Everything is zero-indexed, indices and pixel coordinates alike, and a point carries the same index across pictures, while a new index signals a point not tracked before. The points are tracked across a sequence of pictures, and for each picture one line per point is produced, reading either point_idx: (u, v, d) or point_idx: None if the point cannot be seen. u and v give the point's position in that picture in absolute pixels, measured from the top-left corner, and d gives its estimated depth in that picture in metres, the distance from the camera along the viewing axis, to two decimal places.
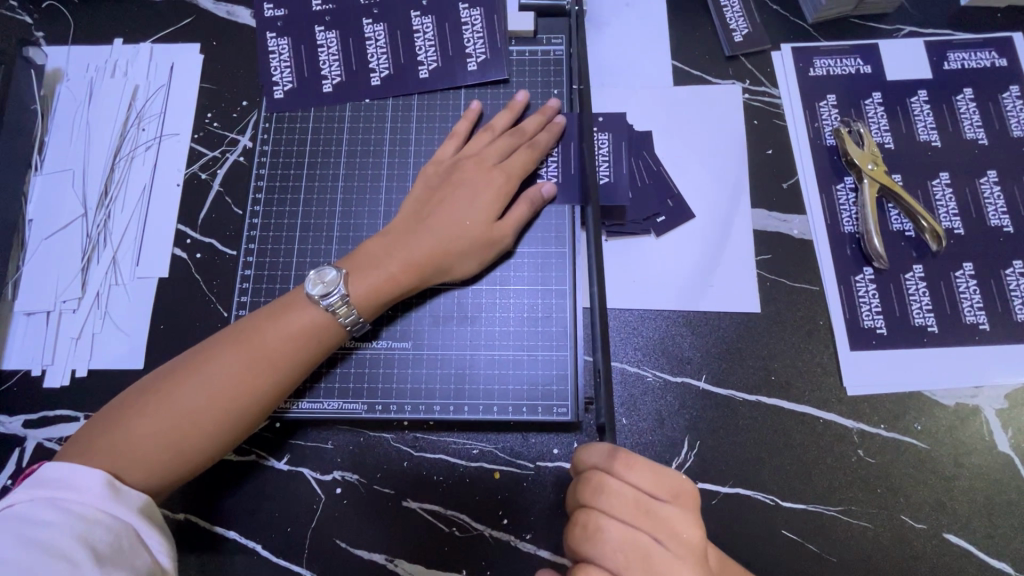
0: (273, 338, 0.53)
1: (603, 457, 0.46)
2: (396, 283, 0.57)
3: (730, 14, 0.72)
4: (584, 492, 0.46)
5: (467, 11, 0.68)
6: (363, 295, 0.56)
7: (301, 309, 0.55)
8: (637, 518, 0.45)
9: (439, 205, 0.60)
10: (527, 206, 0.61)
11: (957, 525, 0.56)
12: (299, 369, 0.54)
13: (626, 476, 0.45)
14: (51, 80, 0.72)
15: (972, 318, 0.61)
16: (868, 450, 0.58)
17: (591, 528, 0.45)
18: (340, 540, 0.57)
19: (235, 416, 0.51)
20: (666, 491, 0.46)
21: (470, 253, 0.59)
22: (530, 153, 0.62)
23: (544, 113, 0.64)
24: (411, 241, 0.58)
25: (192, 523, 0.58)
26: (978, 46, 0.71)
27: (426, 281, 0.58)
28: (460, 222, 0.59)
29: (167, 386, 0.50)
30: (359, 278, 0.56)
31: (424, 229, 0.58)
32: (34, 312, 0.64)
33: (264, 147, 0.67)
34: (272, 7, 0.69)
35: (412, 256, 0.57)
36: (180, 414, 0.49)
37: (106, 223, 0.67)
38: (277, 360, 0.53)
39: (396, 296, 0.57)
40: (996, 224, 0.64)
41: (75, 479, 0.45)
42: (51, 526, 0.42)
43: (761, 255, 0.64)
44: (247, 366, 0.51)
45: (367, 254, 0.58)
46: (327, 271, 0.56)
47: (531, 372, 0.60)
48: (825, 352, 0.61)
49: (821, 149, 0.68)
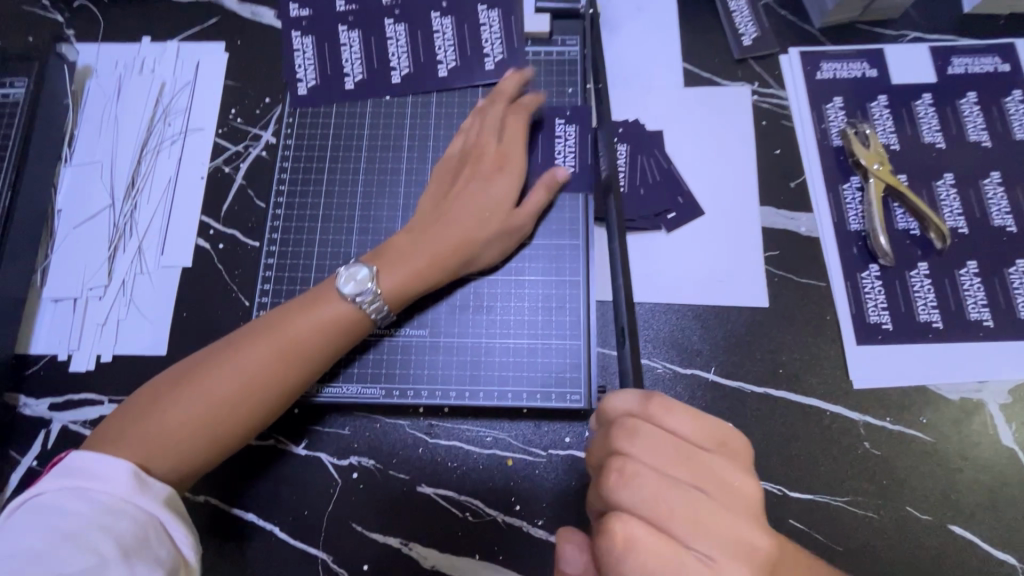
0: (300, 329, 0.54)
1: (635, 403, 0.45)
2: (421, 277, 0.58)
3: (740, 18, 0.75)
4: (619, 437, 0.44)
5: (485, 14, 0.70)
6: (390, 290, 0.57)
7: (325, 303, 0.56)
8: (679, 467, 0.43)
9: (456, 199, 0.61)
10: (543, 191, 0.63)
11: (961, 517, 0.57)
12: (325, 359, 0.56)
13: (662, 422, 0.44)
14: (82, 75, 0.74)
15: (976, 315, 0.63)
16: (874, 443, 0.59)
17: (629, 478, 0.42)
18: (356, 524, 0.59)
19: (265, 404, 0.53)
20: (705, 437, 0.44)
21: (490, 246, 0.61)
22: (536, 143, 0.64)
23: (536, 103, 0.66)
24: (436, 236, 0.60)
25: (212, 505, 0.60)
26: (982, 51, 0.72)
27: (449, 275, 0.60)
28: (480, 213, 0.61)
29: (198, 376, 0.52)
30: (387, 273, 0.58)
31: (445, 223, 0.60)
32: (62, 298, 0.66)
33: (287, 141, 0.70)
34: (297, 8, 0.72)
35: (437, 251, 0.59)
36: (211, 403, 0.51)
37: (132, 214, 0.69)
38: (305, 351, 0.54)
39: (421, 290, 0.59)
40: (999, 224, 0.65)
41: (104, 469, 0.47)
42: (79, 520, 0.43)
43: (769, 251, 0.66)
44: (276, 357, 0.53)
45: (394, 250, 0.59)
46: (357, 268, 0.57)
47: (544, 361, 0.61)
48: (832, 346, 0.63)
49: (828, 149, 0.70)
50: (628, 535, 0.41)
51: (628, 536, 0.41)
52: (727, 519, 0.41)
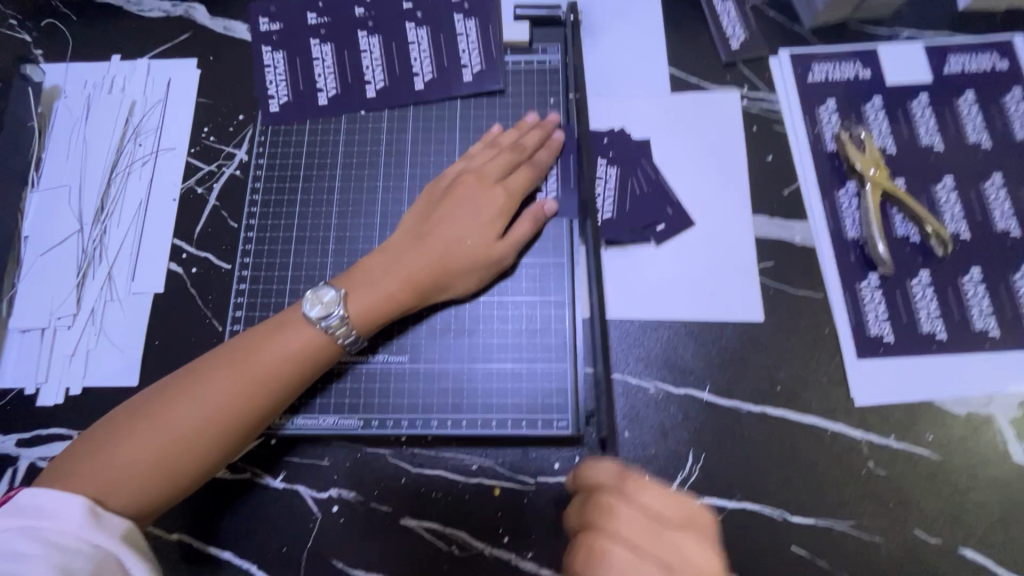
0: (267, 357, 0.52)
1: (611, 477, 0.46)
2: (394, 301, 0.56)
3: (726, 21, 0.72)
4: (595, 510, 0.44)
5: (462, 23, 0.68)
6: (360, 314, 0.55)
7: (295, 328, 0.54)
8: (649, 541, 0.42)
9: (439, 221, 0.59)
10: (528, 224, 0.60)
11: (973, 539, 0.54)
12: (293, 387, 0.53)
13: (637, 498, 0.44)
14: (49, 97, 0.72)
15: (982, 324, 0.60)
16: (878, 462, 0.57)
17: (598, 551, 0.42)
18: (336, 560, 0.56)
19: (229, 434, 0.50)
20: (677, 514, 0.44)
21: (469, 272, 0.58)
22: (530, 171, 0.62)
23: (543, 128, 0.64)
24: (410, 259, 0.57)
25: (185, 543, 0.57)
26: (979, 49, 0.70)
27: (423, 298, 0.57)
28: (459, 239, 0.58)
29: (158, 408, 0.49)
30: (357, 297, 0.55)
31: (423, 246, 0.58)
32: (29, 329, 0.64)
33: (259, 160, 0.67)
34: (268, 22, 0.70)
35: (411, 275, 0.56)
36: (171, 436, 0.48)
37: (102, 239, 0.67)
38: (271, 379, 0.52)
39: (394, 314, 0.57)
40: (1003, 228, 0.63)
41: (58, 506, 0.44)
42: (25, 561, 0.40)
43: (763, 262, 0.63)
44: (241, 386, 0.50)
45: (365, 272, 0.57)
46: (325, 292, 0.55)
47: (529, 385, 0.59)
48: (831, 361, 0.60)
49: (822, 154, 0.67)
50: None
51: None
52: None
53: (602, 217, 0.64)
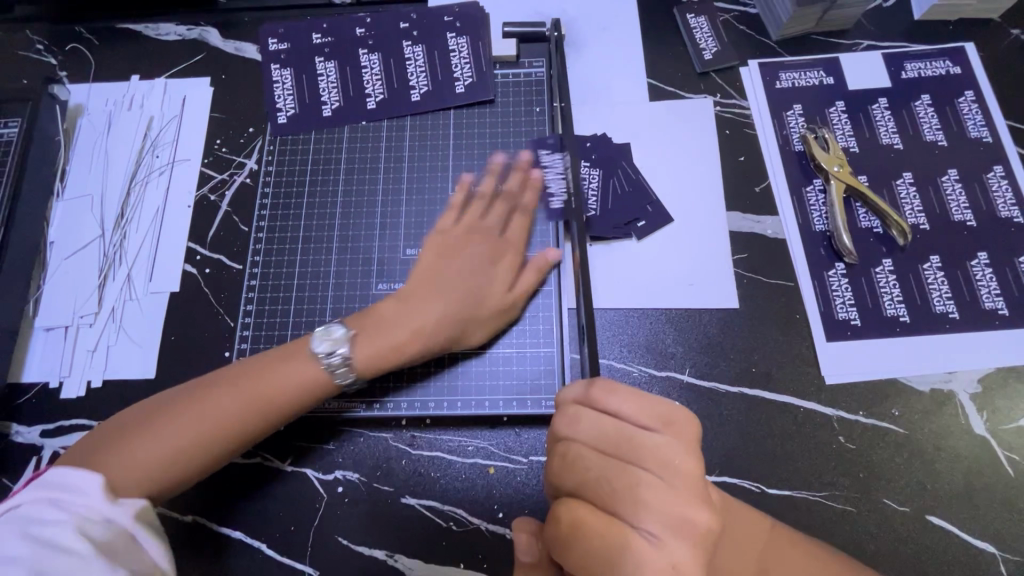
0: (279, 385, 0.56)
1: (579, 390, 0.47)
2: (402, 353, 0.59)
3: (699, 35, 0.78)
4: (563, 422, 0.46)
5: (454, 41, 0.74)
6: (371, 361, 0.58)
7: (312, 358, 0.57)
8: (618, 440, 0.44)
9: (449, 271, 0.62)
10: (534, 274, 0.64)
11: (939, 507, 0.58)
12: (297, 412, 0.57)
13: (604, 403, 0.46)
14: (73, 114, 0.77)
15: (942, 308, 0.64)
16: (848, 437, 0.60)
17: (572, 461, 0.45)
18: (342, 538, 0.60)
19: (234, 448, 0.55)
20: (654, 419, 0.44)
21: (479, 323, 0.62)
22: (524, 218, 0.66)
23: (526, 171, 0.68)
24: (422, 309, 0.60)
25: (199, 524, 0.60)
26: (933, 56, 0.76)
27: (434, 350, 0.60)
28: (468, 291, 0.61)
29: (174, 419, 0.53)
30: (367, 346, 0.58)
31: (435, 296, 0.61)
32: (53, 327, 0.68)
33: (268, 168, 0.73)
34: (276, 42, 0.76)
35: (422, 326, 0.59)
36: (184, 449, 0.53)
37: (122, 243, 0.71)
38: (279, 405, 0.56)
39: (402, 363, 0.60)
40: (959, 219, 0.67)
41: (82, 484, 0.48)
42: (58, 525, 0.43)
43: (737, 254, 0.68)
44: (255, 410, 0.55)
45: (377, 321, 0.60)
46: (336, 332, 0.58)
47: (520, 368, 0.63)
48: (803, 344, 0.64)
49: (790, 154, 0.72)
50: (573, 521, 0.43)
51: (573, 522, 0.43)
52: (670, 493, 0.41)
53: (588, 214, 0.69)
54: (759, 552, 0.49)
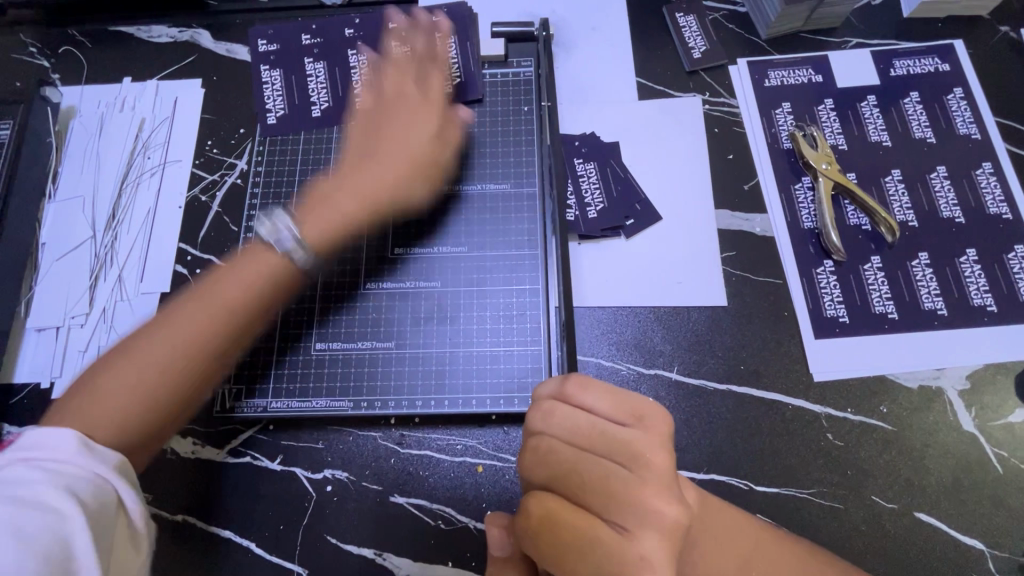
0: (230, 288, 0.55)
1: (555, 387, 0.48)
2: (351, 219, 0.62)
3: (688, 34, 0.78)
4: (536, 417, 0.47)
5: (442, 39, 0.74)
6: (318, 233, 0.61)
7: (256, 259, 0.57)
8: (589, 435, 0.44)
9: (376, 148, 0.65)
10: (451, 127, 0.68)
11: (926, 504, 0.58)
12: (256, 314, 0.56)
13: (578, 399, 0.46)
14: (66, 116, 0.78)
15: (931, 305, 0.64)
16: (836, 434, 0.60)
17: (545, 455, 0.45)
18: (330, 536, 0.60)
19: (198, 367, 0.53)
20: (628, 414, 0.45)
21: (417, 178, 0.66)
22: (441, 79, 0.69)
23: (425, 40, 0.71)
24: (357, 181, 0.63)
25: (188, 523, 0.61)
26: (922, 53, 0.76)
27: (382, 211, 0.64)
28: (399, 173, 0.64)
29: (129, 347, 0.52)
30: (311, 225, 0.61)
31: (371, 164, 0.64)
32: (45, 328, 0.69)
33: (258, 168, 0.73)
34: (266, 43, 0.76)
35: (367, 192, 0.63)
36: (143, 373, 0.50)
37: (113, 243, 0.72)
38: (236, 308, 0.55)
39: (349, 232, 0.63)
40: (948, 216, 0.67)
41: (46, 440, 0.44)
42: (27, 485, 0.40)
43: (725, 252, 0.68)
44: (205, 313, 0.54)
45: (323, 196, 0.63)
46: (278, 217, 0.59)
47: (508, 366, 0.63)
48: (791, 342, 0.64)
49: (779, 152, 0.72)
50: (544, 515, 0.43)
51: (544, 516, 0.43)
52: (641, 490, 0.41)
53: (568, 216, 0.69)
54: (745, 548, 0.49)
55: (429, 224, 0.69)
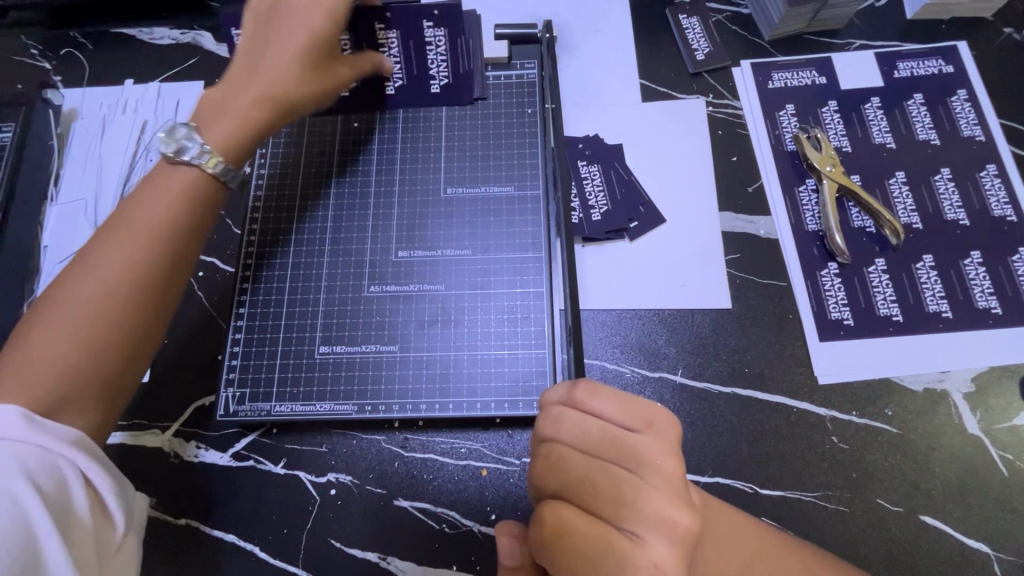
0: (142, 212, 0.52)
1: (563, 392, 0.47)
2: (252, 120, 0.57)
3: (691, 36, 0.78)
4: (547, 424, 0.46)
5: (432, 32, 0.65)
6: (221, 140, 0.55)
7: (168, 181, 0.54)
8: (600, 441, 0.44)
9: (262, 55, 0.58)
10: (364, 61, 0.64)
11: (932, 507, 0.58)
12: (185, 237, 0.53)
13: (587, 405, 0.46)
14: (67, 118, 0.78)
15: (936, 307, 0.64)
16: (841, 437, 0.60)
17: (556, 462, 0.44)
18: (335, 540, 0.60)
19: (132, 301, 0.50)
20: (638, 420, 0.44)
21: (309, 86, 0.59)
22: None
23: None
24: (256, 69, 0.58)
25: (192, 527, 0.60)
26: (926, 55, 0.76)
27: (279, 116, 0.59)
28: (288, 71, 0.58)
29: (50, 297, 0.49)
30: (211, 129, 0.56)
31: (262, 58, 0.58)
32: None
33: (260, 170, 0.72)
34: None
35: (263, 85, 0.57)
36: (72, 317, 0.48)
37: None
38: (154, 231, 0.51)
39: (256, 135, 0.58)
40: (952, 218, 0.67)
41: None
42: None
43: (730, 255, 0.68)
44: (125, 243, 0.50)
45: (213, 99, 0.58)
46: (177, 130, 0.55)
47: (512, 370, 0.63)
48: (795, 344, 0.64)
49: (783, 154, 0.72)
50: (558, 523, 0.42)
51: (559, 525, 0.42)
52: (655, 497, 0.41)
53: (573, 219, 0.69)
54: (751, 554, 0.49)
55: (432, 226, 0.69)
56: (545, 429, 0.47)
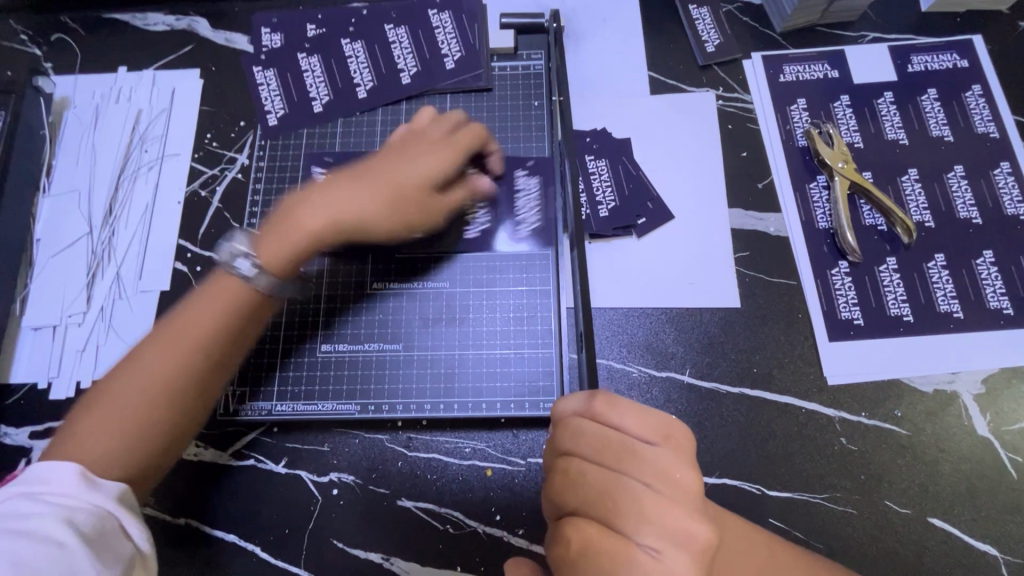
0: (200, 309, 0.52)
1: (580, 403, 0.47)
2: (308, 237, 0.57)
3: (701, 27, 0.76)
4: (564, 437, 0.46)
5: (437, 17, 0.73)
6: (276, 250, 0.56)
7: (227, 284, 0.54)
8: (619, 455, 0.44)
9: (379, 167, 0.60)
10: (463, 192, 0.63)
11: (941, 509, 0.57)
12: (232, 340, 0.53)
13: (605, 418, 0.45)
14: (59, 107, 0.75)
15: (947, 307, 0.63)
16: (850, 438, 0.60)
17: (575, 475, 0.44)
18: (337, 541, 0.59)
19: (182, 403, 0.50)
20: (653, 432, 0.44)
21: (389, 214, 0.59)
22: (477, 130, 0.63)
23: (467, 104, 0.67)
24: (337, 191, 0.59)
25: (192, 527, 0.59)
26: (940, 49, 0.74)
27: (346, 235, 0.59)
28: (389, 188, 0.59)
29: (109, 382, 0.49)
30: (271, 236, 0.57)
31: (364, 181, 0.59)
32: (41, 326, 0.67)
33: (260, 163, 0.71)
34: (269, 35, 0.74)
35: (337, 211, 0.58)
36: (124, 402, 0.48)
37: (110, 240, 0.70)
38: (209, 331, 0.52)
39: (307, 250, 0.57)
40: (965, 217, 0.66)
41: (44, 473, 0.44)
42: (33, 520, 0.41)
43: (739, 252, 0.67)
44: (179, 336, 0.51)
45: (285, 208, 0.59)
46: (236, 241, 0.56)
47: (517, 370, 0.62)
48: (804, 344, 0.63)
49: (794, 150, 0.71)
50: (579, 539, 0.42)
51: (580, 540, 0.42)
52: (671, 510, 0.41)
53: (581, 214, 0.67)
54: (761, 558, 0.48)
55: None
56: (563, 442, 0.47)
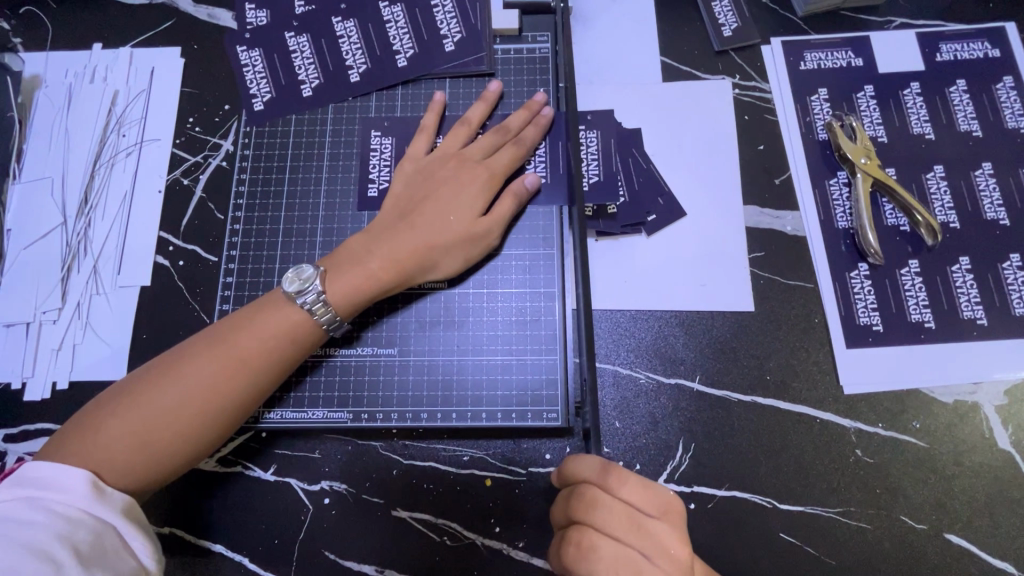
0: (246, 343, 0.51)
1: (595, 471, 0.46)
2: (373, 281, 0.55)
3: (718, 9, 0.71)
4: (579, 508, 0.45)
5: None
6: (341, 295, 0.54)
7: (279, 312, 0.53)
8: (628, 530, 0.45)
9: (426, 200, 0.59)
10: (511, 201, 0.60)
11: (958, 525, 0.55)
12: (271, 379, 0.53)
13: (619, 492, 0.45)
14: (29, 86, 0.70)
15: (970, 313, 0.60)
16: (865, 450, 0.57)
17: (587, 547, 0.44)
18: (329, 552, 0.56)
19: (205, 434, 0.50)
20: (656, 507, 0.46)
21: (455, 250, 0.58)
22: (514, 148, 0.61)
23: (528, 108, 0.63)
24: (390, 236, 0.57)
25: (176, 536, 0.57)
26: (971, 37, 0.70)
27: (409, 280, 0.57)
28: (445, 223, 0.58)
29: (141, 392, 0.49)
30: (336, 278, 0.55)
31: (409, 226, 0.57)
32: (14, 323, 0.63)
33: (245, 151, 0.66)
34: (255, 12, 0.69)
35: (394, 255, 0.56)
36: (148, 420, 0.48)
37: (86, 231, 0.66)
38: (251, 370, 0.51)
39: (374, 295, 0.56)
40: (992, 218, 0.63)
41: (54, 477, 0.44)
42: (33, 530, 0.40)
43: (753, 252, 0.63)
44: (218, 366, 0.50)
45: (345, 253, 0.57)
46: (304, 269, 0.55)
47: (519, 377, 0.59)
48: (820, 350, 0.60)
49: (814, 144, 0.67)
50: None
51: None
52: None
53: (589, 181, 0.63)
54: None
55: None
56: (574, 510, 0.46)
